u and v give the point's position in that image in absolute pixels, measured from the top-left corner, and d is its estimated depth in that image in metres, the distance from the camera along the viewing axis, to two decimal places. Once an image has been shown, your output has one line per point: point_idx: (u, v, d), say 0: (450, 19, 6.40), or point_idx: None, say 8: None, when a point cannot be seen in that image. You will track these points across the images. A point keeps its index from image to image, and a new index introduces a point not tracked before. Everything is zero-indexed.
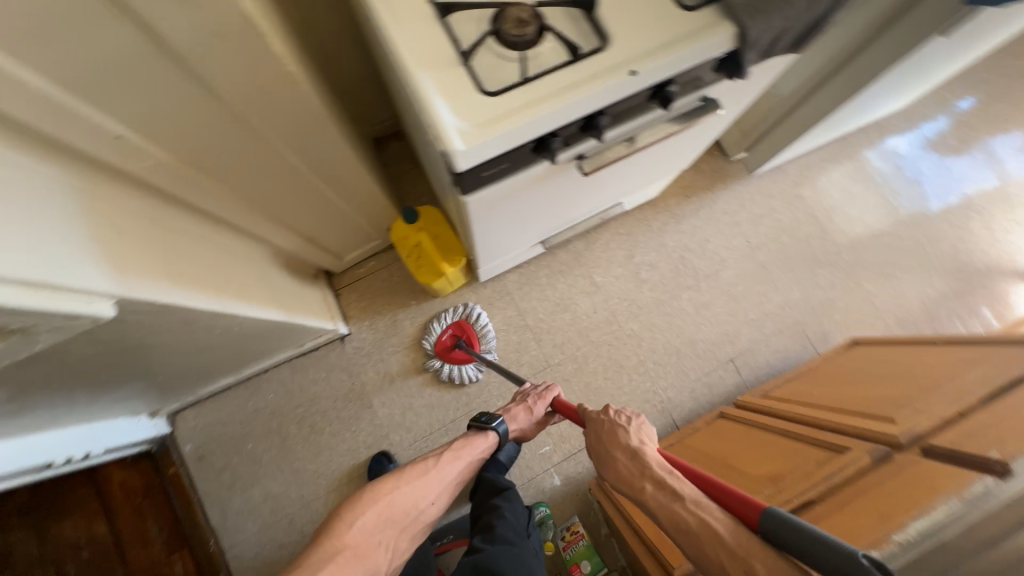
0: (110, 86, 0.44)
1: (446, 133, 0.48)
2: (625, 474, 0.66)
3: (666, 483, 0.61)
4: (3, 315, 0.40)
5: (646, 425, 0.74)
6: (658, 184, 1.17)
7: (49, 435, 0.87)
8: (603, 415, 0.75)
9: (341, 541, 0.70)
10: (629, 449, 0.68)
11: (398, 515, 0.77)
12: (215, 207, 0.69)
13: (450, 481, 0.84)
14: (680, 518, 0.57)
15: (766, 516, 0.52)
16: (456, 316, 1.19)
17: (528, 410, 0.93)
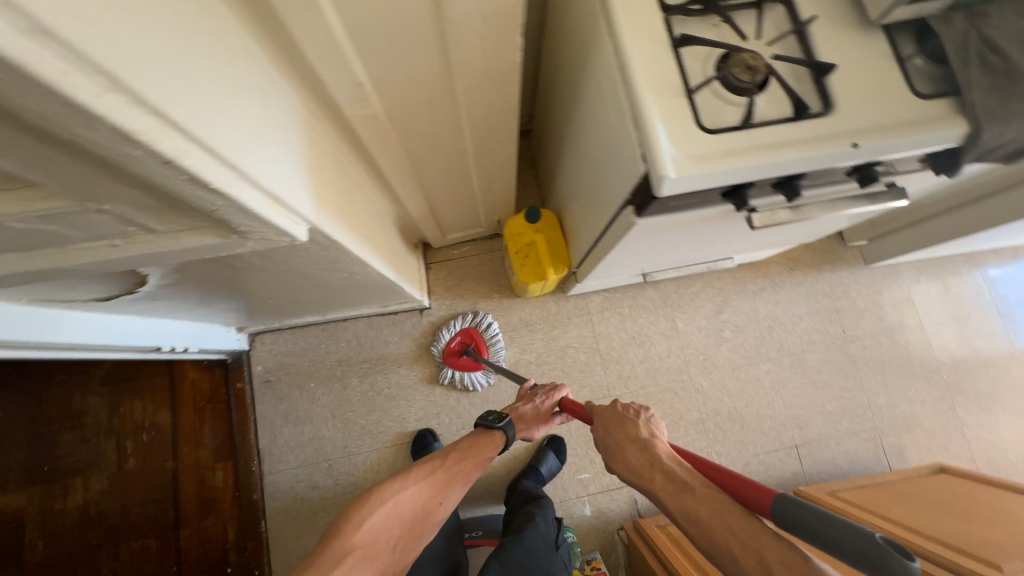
0: (379, 40, 0.48)
1: (660, 158, 0.49)
2: (634, 468, 0.63)
3: (676, 475, 0.58)
4: (246, 217, 0.43)
5: (651, 415, 0.71)
6: (773, 250, 1.14)
7: (164, 322, 0.95)
8: (610, 408, 0.71)
9: (351, 541, 0.70)
10: (639, 440, 0.65)
11: (404, 516, 0.76)
12: (385, 164, 0.73)
13: (455, 481, 0.83)
14: (694, 510, 0.55)
15: (778, 501, 0.47)
16: (466, 324, 1.20)
17: (536, 408, 0.89)
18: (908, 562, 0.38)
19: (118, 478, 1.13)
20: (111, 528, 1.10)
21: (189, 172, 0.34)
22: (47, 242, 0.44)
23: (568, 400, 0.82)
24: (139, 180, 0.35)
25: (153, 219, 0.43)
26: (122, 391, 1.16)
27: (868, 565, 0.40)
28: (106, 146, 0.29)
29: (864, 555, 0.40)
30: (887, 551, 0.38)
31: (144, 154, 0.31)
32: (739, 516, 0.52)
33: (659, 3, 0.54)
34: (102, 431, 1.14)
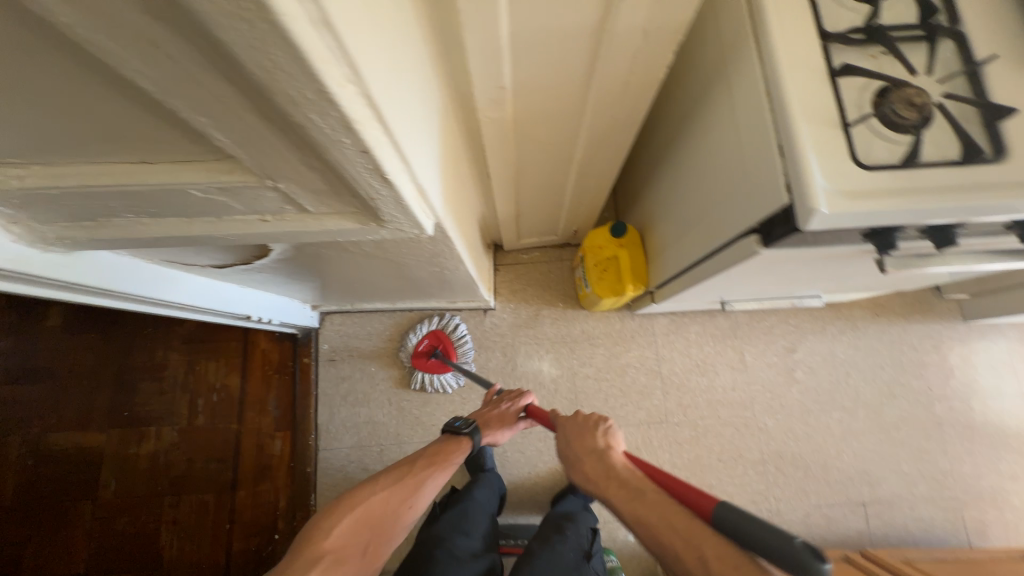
0: (536, 47, 0.48)
1: (810, 191, 0.47)
2: (593, 475, 0.66)
3: (629, 481, 0.62)
4: (398, 209, 0.45)
5: (614, 430, 0.75)
6: (864, 293, 1.08)
7: (255, 293, 0.99)
8: (576, 419, 0.76)
9: (321, 547, 0.65)
10: (596, 450, 0.70)
11: (373, 521, 0.71)
12: (493, 165, 0.73)
13: (424, 485, 0.79)
14: (641, 511, 0.57)
15: (716, 507, 0.51)
16: (434, 326, 1.20)
17: (502, 416, 0.92)
18: (817, 563, 0.43)
19: (187, 432, 1.19)
20: (176, 478, 1.17)
21: (375, 163, 0.35)
22: (210, 212, 0.47)
23: (534, 406, 0.87)
24: (326, 165, 0.37)
25: (310, 201, 0.45)
26: (199, 351, 1.23)
27: (785, 564, 0.45)
28: (324, 133, 0.31)
29: (782, 556, 0.45)
30: (803, 553, 0.44)
31: (350, 142, 0.32)
32: (683, 515, 0.54)
33: (819, 29, 0.52)
34: (177, 386, 1.21)
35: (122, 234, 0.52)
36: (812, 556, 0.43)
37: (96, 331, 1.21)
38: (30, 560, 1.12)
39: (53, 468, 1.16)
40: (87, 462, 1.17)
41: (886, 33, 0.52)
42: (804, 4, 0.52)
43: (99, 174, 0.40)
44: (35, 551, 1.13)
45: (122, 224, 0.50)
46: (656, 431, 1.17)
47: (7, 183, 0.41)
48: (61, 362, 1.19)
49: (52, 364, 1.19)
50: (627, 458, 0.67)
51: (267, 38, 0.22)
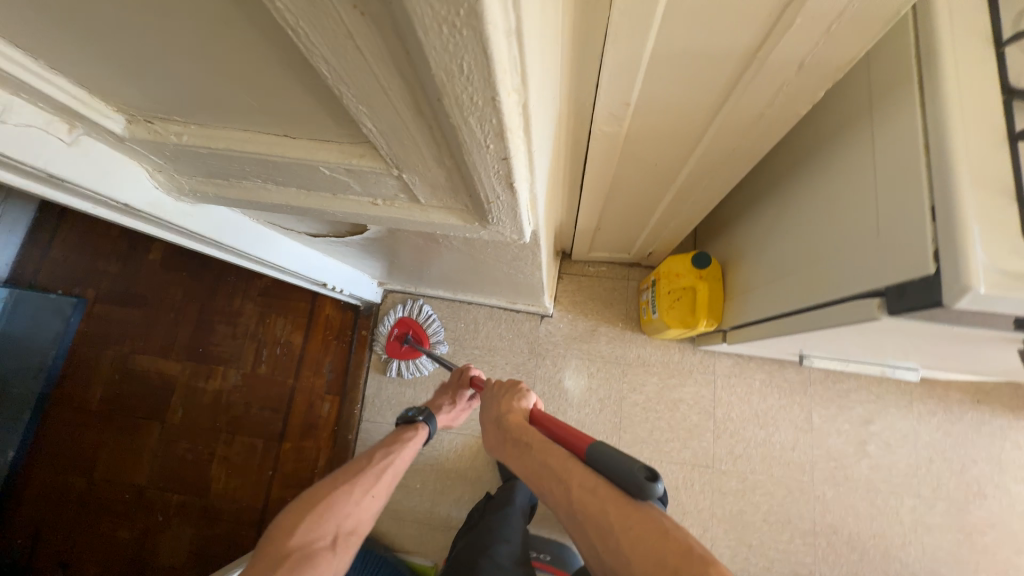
0: (675, 67, 0.46)
1: (964, 266, 0.42)
2: (495, 440, 0.68)
3: (519, 437, 0.63)
4: (510, 215, 0.45)
5: (527, 391, 0.75)
6: (969, 376, 0.95)
7: (333, 264, 1.04)
8: (490, 388, 0.77)
9: (287, 545, 0.64)
10: (497, 412, 0.71)
11: (336, 514, 0.69)
12: (589, 176, 0.72)
13: (384, 473, 0.78)
14: (527, 463, 0.60)
15: (587, 448, 0.55)
16: (400, 314, 1.25)
17: (452, 400, 1.00)
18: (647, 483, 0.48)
19: (248, 378, 1.28)
20: (233, 418, 1.26)
21: (508, 171, 0.35)
22: (329, 188, 0.49)
23: (475, 376, 0.88)
24: (459, 166, 0.37)
25: (426, 193, 0.45)
26: (271, 306, 1.31)
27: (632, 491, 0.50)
28: (474, 137, 0.30)
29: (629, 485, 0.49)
30: (641, 480, 0.48)
31: (495, 149, 0.32)
32: (560, 456, 0.57)
33: (1005, 82, 0.46)
34: (247, 334, 1.30)
35: (246, 196, 0.55)
36: (647, 480, 0.48)
37: (187, 271, 1.33)
38: (103, 462, 1.26)
39: (133, 386, 1.29)
40: (163, 387, 1.28)
41: None
42: (990, 53, 0.46)
43: (247, 141, 0.43)
44: (110, 456, 1.26)
45: (248, 187, 0.54)
46: (700, 474, 1.11)
47: (167, 137, 0.45)
48: (156, 293, 1.32)
49: (148, 294, 1.32)
50: (528, 413, 0.69)
51: (466, 45, 0.22)
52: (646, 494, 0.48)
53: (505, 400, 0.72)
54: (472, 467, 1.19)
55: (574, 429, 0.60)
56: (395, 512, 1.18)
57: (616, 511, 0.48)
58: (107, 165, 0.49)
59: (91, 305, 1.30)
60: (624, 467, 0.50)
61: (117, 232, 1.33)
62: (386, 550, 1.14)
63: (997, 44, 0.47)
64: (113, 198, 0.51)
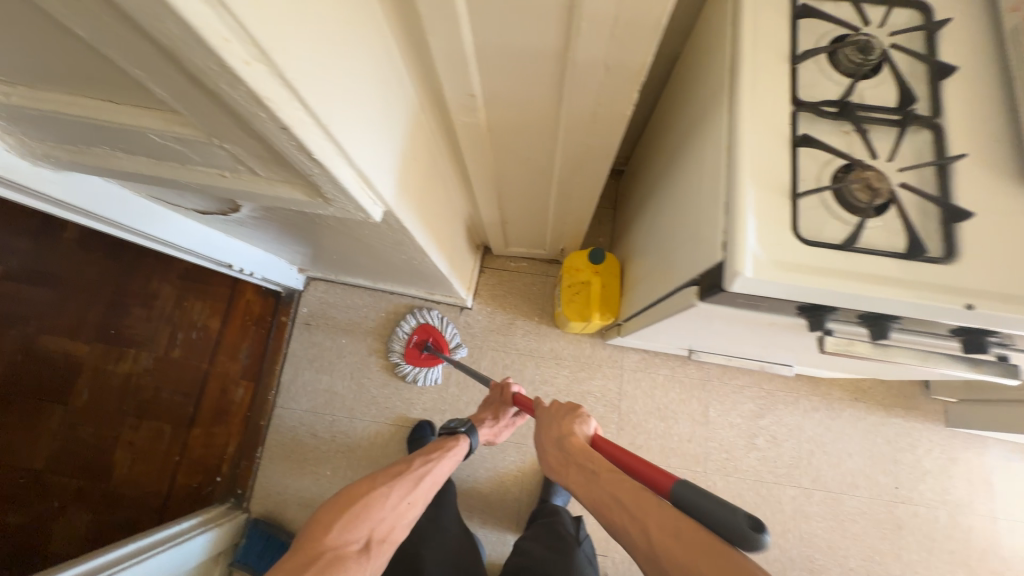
0: (501, 62, 0.50)
1: (740, 254, 0.46)
2: (558, 464, 0.66)
3: (585, 463, 0.61)
4: (335, 189, 0.47)
5: (586, 415, 0.73)
6: (840, 374, 1.03)
7: (243, 247, 1.05)
8: (545, 409, 0.76)
9: (324, 543, 0.65)
10: (557, 437, 0.69)
11: (371, 518, 0.70)
12: (472, 167, 0.75)
13: (420, 480, 0.79)
14: (593, 492, 0.57)
15: (672, 483, 0.51)
16: (421, 320, 1.22)
17: (494, 417, 1.01)
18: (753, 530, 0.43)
19: (162, 361, 1.25)
20: (143, 402, 1.23)
21: (298, 141, 0.38)
22: (174, 157, 0.50)
23: (520, 395, 0.88)
24: (258, 136, 0.39)
25: (258, 165, 0.48)
26: (192, 289, 1.29)
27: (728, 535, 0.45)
28: (241, 103, 0.33)
29: (725, 527, 0.45)
30: (743, 523, 0.43)
31: (268, 117, 0.34)
32: (633, 491, 0.53)
33: (793, 95, 0.51)
34: (162, 317, 1.27)
35: (101, 162, 0.56)
36: (752, 523, 0.43)
37: (101, 251, 1.29)
38: None
39: None
40: (65, 368, 1.21)
41: (860, 112, 0.51)
42: (784, 69, 0.52)
43: (71, 104, 0.44)
44: None
45: (101, 155, 0.55)
46: None
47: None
48: (68, 271, 1.27)
49: (60, 271, 1.26)
50: (588, 440, 0.67)
51: (158, 9, 0.24)
52: (748, 544, 0.44)
53: (565, 423, 0.70)
54: (384, 455, 1.20)
55: (645, 460, 0.56)
56: (304, 498, 1.18)
57: (707, 561, 0.44)
58: None
59: None
60: (723, 512, 0.45)
61: None
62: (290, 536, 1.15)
63: (792, 60, 0.52)
64: None
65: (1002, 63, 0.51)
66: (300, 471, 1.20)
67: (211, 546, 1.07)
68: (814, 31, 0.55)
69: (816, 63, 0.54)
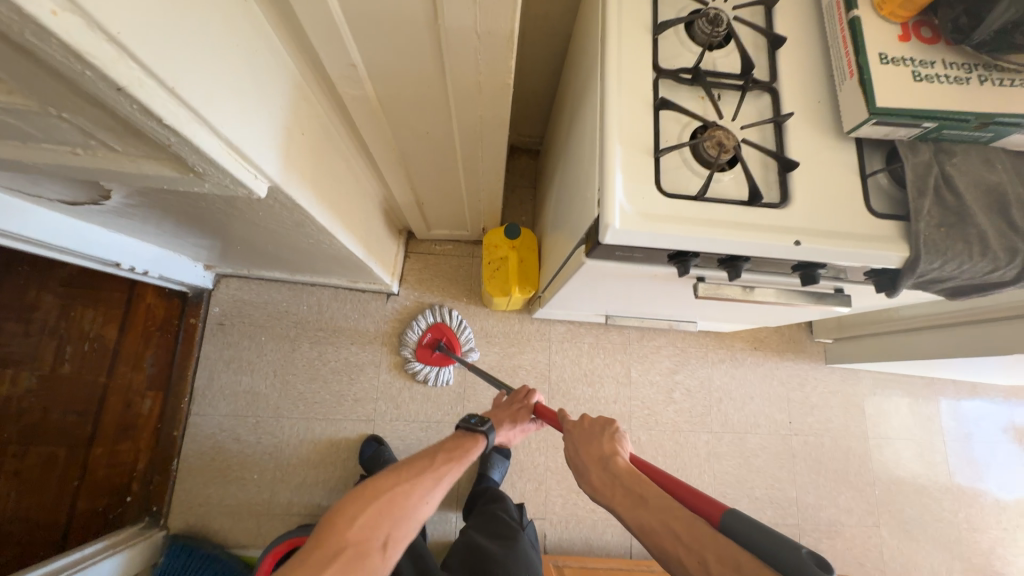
0: (375, 30, 0.50)
1: (610, 207, 0.51)
2: (600, 486, 0.58)
3: (634, 486, 0.54)
4: (201, 160, 0.45)
5: (621, 432, 0.67)
6: (737, 325, 1.15)
7: (132, 243, 0.95)
8: (575, 425, 0.68)
9: (344, 539, 0.59)
10: (601, 456, 0.61)
11: (397, 514, 0.64)
12: (373, 143, 0.74)
13: (444, 478, 0.71)
14: (644, 521, 0.50)
15: (728, 514, 0.46)
16: (435, 319, 1.19)
17: (513, 420, 0.91)
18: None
19: (48, 380, 1.10)
20: (27, 426, 1.07)
21: (141, 103, 0.36)
22: (9, 132, 0.45)
23: (542, 406, 0.81)
24: (95, 99, 0.37)
25: (109, 137, 0.44)
26: (79, 296, 1.15)
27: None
28: (59, 59, 0.31)
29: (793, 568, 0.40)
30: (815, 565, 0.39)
31: (96, 76, 0.33)
32: (685, 519, 0.48)
33: (654, 63, 0.56)
34: (44, 330, 1.11)
35: None
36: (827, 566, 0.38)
37: None
38: None
39: None
40: None
41: (711, 78, 0.57)
42: (646, 39, 0.57)
43: None
44: None
45: None
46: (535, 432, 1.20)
47: None
48: None
49: None
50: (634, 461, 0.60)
51: None
52: None
53: (608, 441, 0.63)
54: (316, 450, 1.16)
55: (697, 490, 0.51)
56: (231, 507, 1.12)
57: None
58: None
59: None
60: (787, 555, 0.40)
61: None
62: (215, 547, 1.09)
63: (652, 31, 0.57)
64: None
65: (822, 35, 0.59)
66: (224, 478, 1.13)
67: (122, 569, 0.98)
68: (673, 5, 0.60)
69: (675, 35, 0.59)
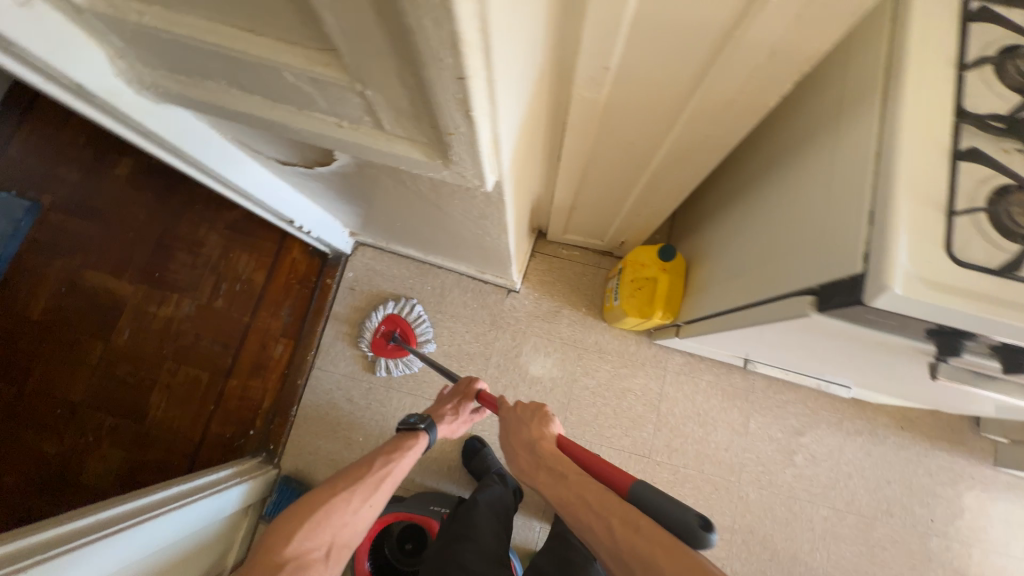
0: (656, 34, 0.46)
1: (888, 267, 0.44)
2: (529, 466, 0.74)
3: (555, 468, 0.70)
4: (470, 151, 0.45)
5: (550, 414, 0.80)
6: (896, 400, 1.02)
7: (305, 202, 1.02)
8: (509, 411, 0.81)
9: (282, 555, 0.64)
10: (529, 443, 0.76)
11: (334, 523, 0.70)
12: (568, 145, 0.72)
13: (382, 483, 0.77)
14: (565, 493, 0.66)
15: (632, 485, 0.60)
16: (389, 311, 1.22)
17: (456, 411, 0.94)
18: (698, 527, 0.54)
19: (203, 310, 1.24)
20: (182, 347, 1.22)
21: (465, 95, 0.35)
22: (293, 100, 0.48)
23: (485, 394, 0.89)
24: (417, 82, 0.37)
25: (388, 117, 0.45)
26: (237, 241, 1.28)
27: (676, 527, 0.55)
28: (429, 46, 0.31)
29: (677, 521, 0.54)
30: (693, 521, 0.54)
31: (451, 64, 0.32)
32: (599, 494, 0.62)
33: (958, 105, 0.48)
34: (208, 266, 1.27)
35: (209, 98, 0.54)
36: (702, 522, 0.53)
37: (159, 191, 1.30)
38: (37, 375, 1.19)
39: (82, 301, 1.23)
40: (111, 305, 1.23)
41: None
42: (952, 74, 0.48)
43: (210, 32, 0.42)
44: (46, 370, 1.19)
45: (209, 89, 0.53)
46: (635, 462, 1.14)
47: (128, 16, 0.44)
48: (116, 208, 1.28)
49: (103, 205, 1.28)
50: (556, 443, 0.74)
51: None
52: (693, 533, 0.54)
53: (535, 428, 0.77)
54: None
55: (606, 465, 0.65)
56: (334, 461, 1.19)
57: (667, 553, 0.52)
58: (61, 39, 0.48)
59: (46, 212, 1.26)
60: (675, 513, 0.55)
61: (84, 140, 1.31)
62: None
63: (961, 67, 0.49)
64: (65, 74, 0.50)
65: None
66: (332, 433, 1.20)
67: (246, 497, 1.06)
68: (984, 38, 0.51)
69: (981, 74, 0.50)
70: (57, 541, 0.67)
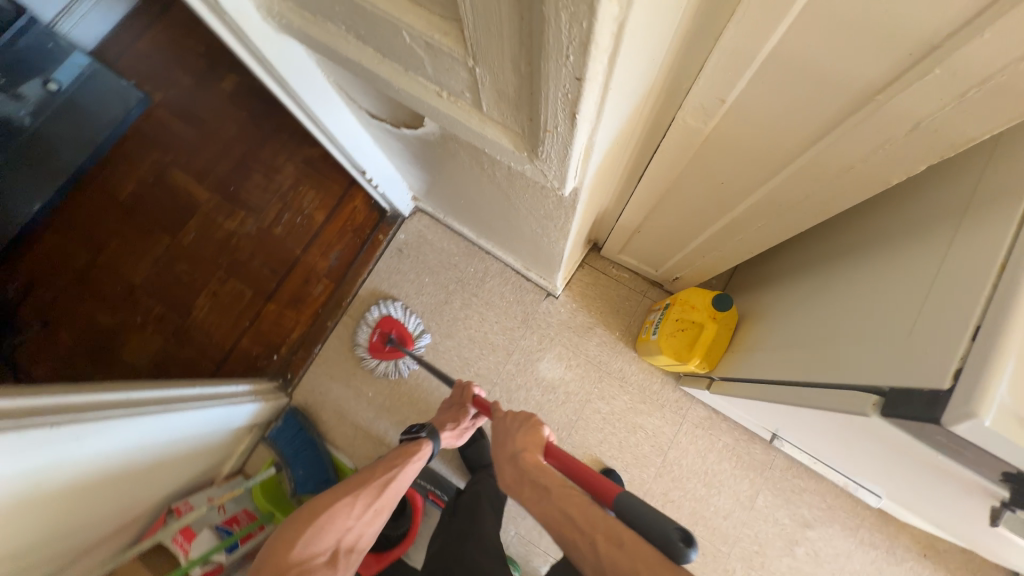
0: (787, 78, 0.43)
1: (983, 392, 0.39)
2: (512, 482, 0.68)
3: (539, 480, 0.64)
4: (562, 152, 0.43)
5: (541, 423, 0.75)
6: (930, 527, 0.93)
7: (381, 159, 1.05)
8: (500, 417, 0.78)
9: (288, 559, 0.66)
10: (513, 455, 0.70)
11: (336, 528, 0.70)
12: (653, 169, 0.69)
13: (386, 488, 0.77)
14: (545, 508, 0.61)
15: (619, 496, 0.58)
16: (383, 313, 1.21)
17: (456, 423, 0.92)
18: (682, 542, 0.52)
19: (263, 233, 1.31)
20: (235, 260, 1.30)
21: (577, 96, 0.34)
22: (403, 60, 0.48)
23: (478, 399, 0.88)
24: (532, 71, 0.36)
25: (489, 100, 0.44)
26: (309, 177, 1.34)
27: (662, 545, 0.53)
28: (557, 40, 0.30)
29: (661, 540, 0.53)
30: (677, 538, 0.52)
31: (573, 62, 0.31)
32: (583, 507, 0.58)
33: None
34: (278, 193, 1.33)
35: (325, 39, 0.56)
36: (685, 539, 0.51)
37: (253, 113, 1.37)
38: (110, 250, 1.29)
39: (163, 195, 1.33)
40: (186, 205, 1.32)
41: None
42: None
43: None
44: (117, 247, 1.30)
45: (328, 32, 0.55)
46: None
47: None
48: (212, 120, 1.36)
49: (202, 114, 1.37)
50: (544, 455, 0.70)
51: None
52: (677, 551, 0.52)
53: (521, 436, 0.72)
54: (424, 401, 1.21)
55: (590, 474, 0.63)
56: (339, 408, 1.23)
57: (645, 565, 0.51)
58: None
59: (153, 107, 1.37)
60: (657, 528, 0.54)
61: (200, 50, 1.40)
62: (318, 436, 1.19)
63: None
64: None
65: None
66: (345, 380, 1.24)
67: (255, 415, 1.12)
68: None
69: None
70: (95, 406, 0.74)
